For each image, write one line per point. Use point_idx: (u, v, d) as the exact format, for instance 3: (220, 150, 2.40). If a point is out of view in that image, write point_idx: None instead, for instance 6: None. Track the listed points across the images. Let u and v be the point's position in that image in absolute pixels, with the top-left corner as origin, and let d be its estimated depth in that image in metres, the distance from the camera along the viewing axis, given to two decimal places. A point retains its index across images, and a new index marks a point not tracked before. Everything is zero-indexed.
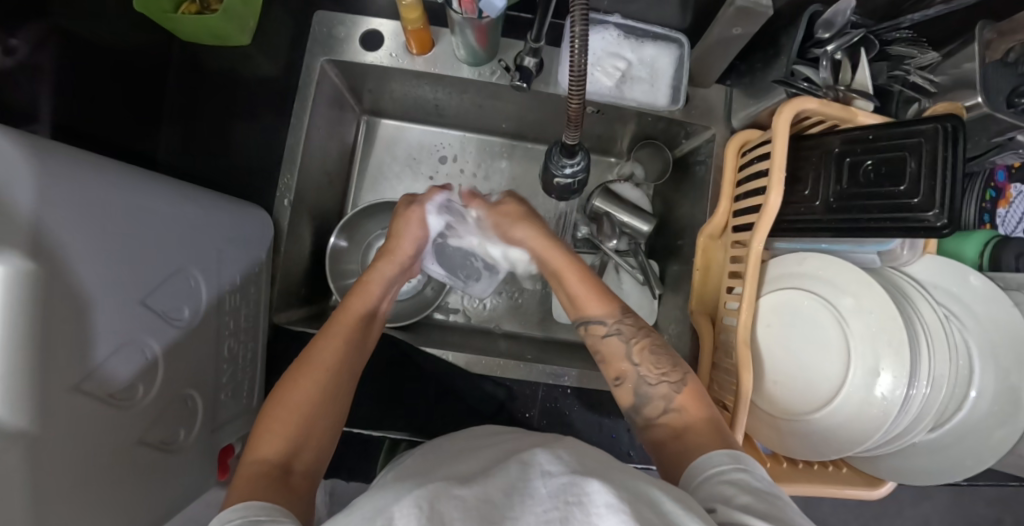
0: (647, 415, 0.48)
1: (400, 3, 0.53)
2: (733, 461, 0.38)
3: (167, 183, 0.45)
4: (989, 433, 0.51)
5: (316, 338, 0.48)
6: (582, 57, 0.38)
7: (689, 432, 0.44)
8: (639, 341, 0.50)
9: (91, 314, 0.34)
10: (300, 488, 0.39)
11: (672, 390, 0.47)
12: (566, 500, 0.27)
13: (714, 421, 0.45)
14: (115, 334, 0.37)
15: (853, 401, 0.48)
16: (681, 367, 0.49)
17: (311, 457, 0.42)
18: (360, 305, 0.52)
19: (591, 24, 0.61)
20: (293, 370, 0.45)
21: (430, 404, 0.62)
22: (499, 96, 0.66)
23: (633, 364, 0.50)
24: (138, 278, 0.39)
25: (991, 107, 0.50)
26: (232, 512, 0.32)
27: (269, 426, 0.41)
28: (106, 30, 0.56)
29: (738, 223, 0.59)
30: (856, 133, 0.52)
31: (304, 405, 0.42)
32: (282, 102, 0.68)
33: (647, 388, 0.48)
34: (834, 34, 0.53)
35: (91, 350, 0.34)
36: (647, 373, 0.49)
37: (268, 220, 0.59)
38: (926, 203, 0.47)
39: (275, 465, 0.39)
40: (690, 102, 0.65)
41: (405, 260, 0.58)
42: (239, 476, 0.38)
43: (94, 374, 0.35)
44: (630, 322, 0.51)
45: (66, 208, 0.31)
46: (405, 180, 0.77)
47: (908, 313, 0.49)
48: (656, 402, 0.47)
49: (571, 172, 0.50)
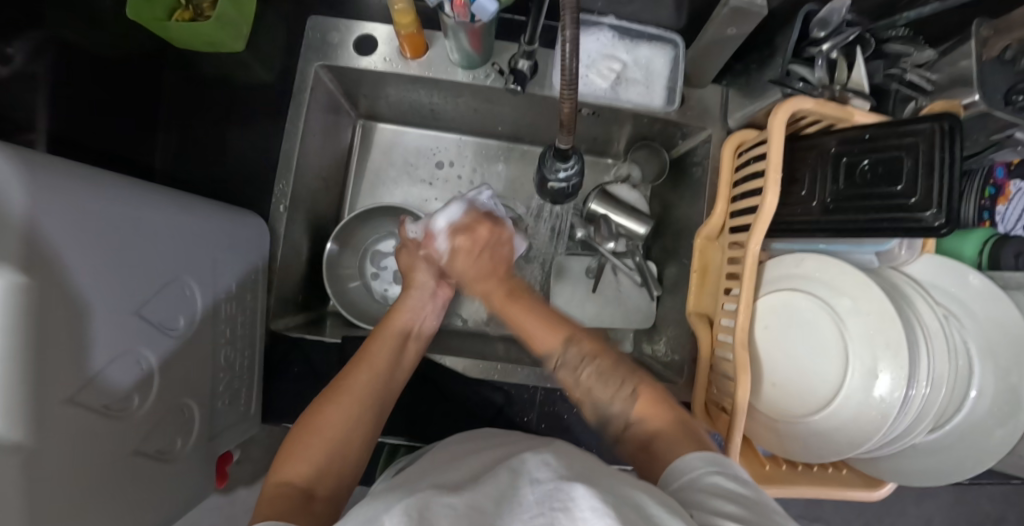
0: (613, 430, 0.50)
1: (392, 7, 0.53)
2: (710, 465, 0.39)
3: (160, 192, 0.45)
4: (989, 434, 0.50)
5: (347, 367, 0.52)
6: (572, 62, 0.38)
7: (658, 438, 0.45)
8: (585, 369, 0.53)
9: (88, 324, 0.34)
10: (321, 515, 0.39)
11: (625, 406, 0.49)
12: (551, 506, 0.27)
13: (678, 423, 0.46)
14: (113, 343, 0.37)
15: (851, 404, 0.48)
16: (629, 380, 0.50)
17: (333, 479, 0.43)
18: (389, 331, 0.57)
19: (585, 26, 0.61)
20: (323, 396, 0.48)
21: (428, 409, 0.61)
22: (494, 99, 0.66)
23: (585, 390, 0.53)
24: (135, 289, 0.39)
25: (989, 106, 0.50)
26: None
27: (295, 449, 0.43)
28: (97, 36, 0.56)
29: (735, 225, 0.58)
30: (853, 133, 0.52)
31: (332, 427, 0.45)
32: (276, 107, 0.67)
33: (606, 407, 0.51)
34: (830, 33, 0.52)
35: (88, 360, 0.34)
36: (602, 395, 0.51)
37: (264, 228, 0.59)
38: (923, 203, 0.46)
39: (297, 486, 0.40)
40: (686, 103, 0.64)
41: (429, 287, 0.64)
42: (263, 499, 0.39)
43: (91, 383, 0.35)
44: (576, 348, 0.55)
45: (62, 219, 0.32)
46: (402, 185, 0.77)
47: (907, 314, 0.49)
48: (618, 419, 0.50)
49: (565, 177, 0.48)
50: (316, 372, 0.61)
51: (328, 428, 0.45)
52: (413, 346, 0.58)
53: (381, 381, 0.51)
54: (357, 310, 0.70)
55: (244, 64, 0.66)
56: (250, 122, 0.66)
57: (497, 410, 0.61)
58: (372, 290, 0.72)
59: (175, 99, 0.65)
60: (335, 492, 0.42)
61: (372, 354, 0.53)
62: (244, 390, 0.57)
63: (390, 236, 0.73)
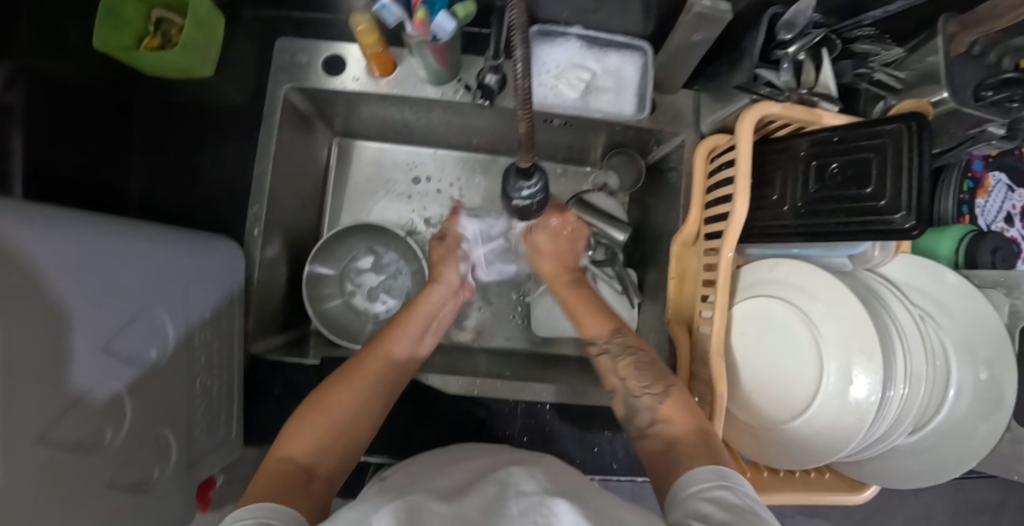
0: (637, 424, 0.50)
1: (356, 28, 0.53)
2: (716, 478, 0.37)
3: (129, 225, 0.45)
4: (973, 429, 0.50)
5: (363, 350, 0.55)
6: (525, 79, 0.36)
7: (680, 442, 0.44)
8: (624, 359, 0.56)
9: (62, 355, 0.35)
10: (317, 494, 0.41)
11: (656, 400, 0.49)
12: (533, 520, 0.27)
13: (703, 433, 0.45)
14: (91, 364, 0.38)
15: (829, 411, 0.48)
16: (664, 380, 0.51)
17: (333, 461, 0.45)
18: (406, 326, 0.59)
19: (553, 36, 0.61)
20: (337, 375, 0.50)
21: (408, 427, 0.61)
22: (464, 113, 0.65)
23: (621, 378, 0.54)
24: (112, 313, 0.40)
25: (958, 102, 0.49)
26: (244, 511, 0.35)
27: (303, 426, 0.46)
28: (70, 66, 0.56)
29: (710, 231, 0.58)
30: (823, 135, 0.51)
31: (344, 411, 0.48)
32: (248, 130, 0.67)
33: (633, 399, 0.52)
34: (795, 35, 0.52)
35: (63, 393, 0.35)
36: (633, 387, 0.53)
37: (239, 253, 0.59)
38: (893, 205, 0.46)
39: (300, 462, 0.43)
40: (657, 110, 0.64)
41: (453, 285, 0.66)
42: (265, 471, 0.42)
43: (66, 415, 0.35)
44: (618, 340, 0.58)
45: (44, 241, 0.34)
46: (380, 201, 0.77)
47: (882, 317, 0.48)
48: (643, 413, 0.50)
49: (528, 195, 0.45)
50: (297, 393, 0.62)
51: (338, 411, 0.47)
52: (428, 339, 0.61)
53: (393, 370, 0.54)
54: (337, 328, 0.70)
55: (214, 88, 0.66)
56: (224, 146, 0.67)
57: (479, 423, 0.61)
58: (352, 306, 0.72)
59: (147, 124, 0.65)
60: (333, 472, 0.44)
61: (389, 341, 0.56)
62: (224, 415, 0.57)
63: (368, 253, 0.73)
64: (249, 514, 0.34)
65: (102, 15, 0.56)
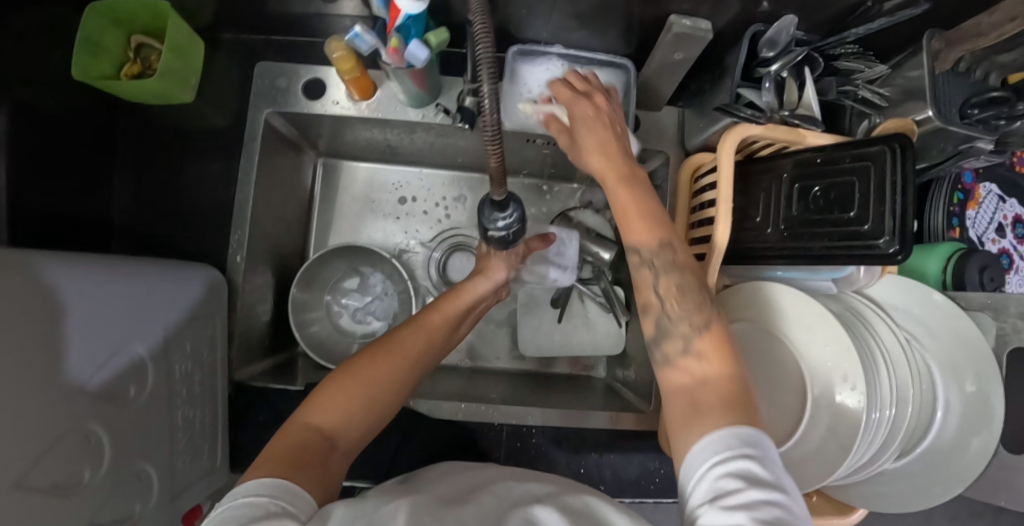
0: (663, 352, 0.41)
1: (332, 54, 0.52)
2: (737, 444, 0.31)
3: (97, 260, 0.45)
4: (965, 448, 0.49)
5: (401, 324, 0.52)
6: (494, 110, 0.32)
7: (707, 384, 0.36)
8: (670, 276, 0.42)
9: (34, 400, 0.35)
10: (335, 471, 0.39)
11: (694, 331, 0.40)
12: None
13: (738, 384, 0.36)
14: (87, 348, 0.41)
15: (818, 434, 0.47)
16: (710, 312, 0.41)
17: (356, 437, 0.43)
18: (446, 312, 0.56)
19: (533, 56, 0.60)
20: (374, 348, 0.48)
21: (393, 453, 0.60)
22: (447, 134, 0.65)
23: (661, 297, 0.42)
24: (108, 307, 0.43)
25: (943, 120, 0.48)
26: (257, 487, 0.33)
27: (334, 392, 0.43)
28: (48, 95, 0.55)
29: (694, 252, 0.58)
30: (807, 156, 0.50)
31: (378, 385, 0.45)
32: (228, 154, 0.67)
33: (669, 324, 0.41)
34: (778, 53, 0.52)
35: (38, 438, 0.35)
36: (671, 310, 0.42)
37: (222, 280, 0.59)
38: (877, 230, 0.45)
39: (323, 432, 0.41)
40: (641, 128, 0.64)
41: (497, 281, 0.63)
42: (285, 433, 0.39)
43: (42, 459, 0.35)
44: (670, 253, 0.43)
45: None
46: (365, 220, 0.76)
47: (868, 341, 0.48)
48: (675, 341, 0.40)
49: (505, 225, 0.44)
50: (283, 418, 0.62)
51: (371, 387, 0.45)
52: (461, 331, 0.59)
53: (431, 352, 0.52)
54: (324, 351, 0.70)
55: (196, 113, 0.66)
56: (206, 170, 0.66)
57: (464, 446, 0.61)
58: (339, 328, 0.73)
59: (129, 144, 0.66)
60: (351, 449, 0.42)
61: (430, 321, 0.53)
62: (207, 444, 0.56)
63: (353, 273, 0.74)
64: (264, 491, 0.32)
65: (79, 44, 0.56)
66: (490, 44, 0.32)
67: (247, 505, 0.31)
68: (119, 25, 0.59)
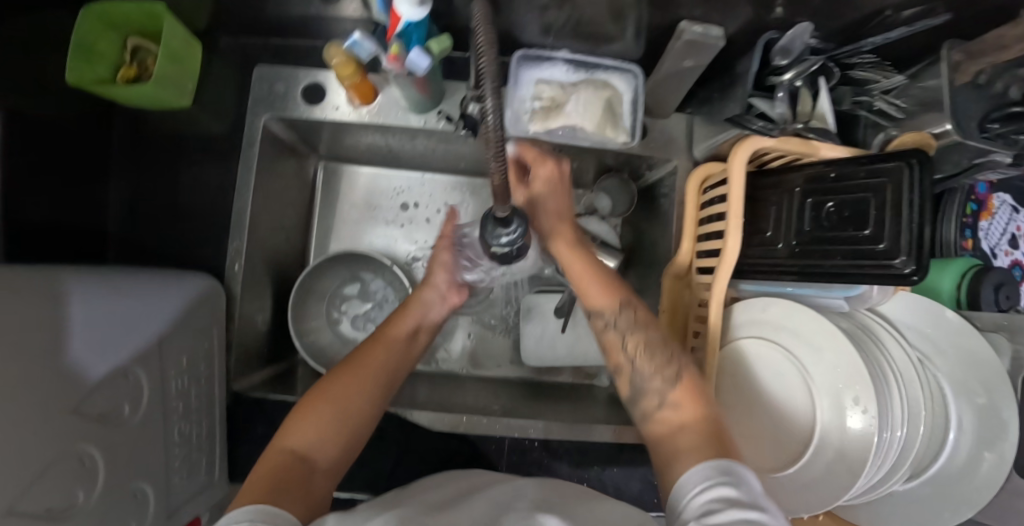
0: (642, 408, 0.47)
1: (332, 60, 0.51)
2: (715, 473, 0.35)
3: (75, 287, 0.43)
4: (973, 473, 0.47)
5: (360, 345, 0.55)
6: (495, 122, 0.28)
7: (683, 433, 0.42)
8: (637, 334, 0.49)
9: (26, 425, 0.34)
10: (315, 490, 0.41)
11: (663, 384, 0.46)
12: None
13: (711, 421, 0.43)
14: (94, 344, 0.41)
15: (826, 455, 0.46)
16: (677, 362, 0.48)
17: (332, 453, 0.45)
18: (398, 326, 0.57)
19: (538, 60, 0.59)
20: (336, 370, 0.51)
21: (393, 465, 0.60)
22: (449, 141, 0.64)
23: (629, 356, 0.49)
24: (116, 309, 0.45)
25: (962, 135, 0.46)
26: (239, 515, 0.34)
27: (303, 417, 0.46)
28: (42, 102, 0.54)
29: (702, 265, 0.57)
30: (819, 170, 0.49)
31: (340, 407, 0.47)
32: (225, 159, 0.65)
33: (642, 380, 0.48)
34: (792, 61, 0.50)
35: (30, 464, 0.34)
36: (645, 368, 0.48)
37: (219, 289, 0.58)
38: (892, 250, 0.43)
39: (297, 454, 0.43)
40: (649, 135, 0.62)
41: (442, 289, 0.62)
42: (263, 462, 0.42)
43: (36, 485, 0.35)
44: (630, 312, 0.51)
45: None
46: (365, 226, 0.75)
47: (880, 360, 0.46)
48: (650, 396, 0.46)
49: (508, 241, 0.43)
50: None
51: (338, 405, 0.47)
52: (421, 340, 0.59)
53: (393, 366, 0.54)
54: (325, 359, 0.69)
55: (192, 117, 0.65)
56: (202, 177, 0.65)
57: (466, 460, 0.60)
58: (339, 335, 0.72)
59: (123, 148, 0.64)
60: (331, 466, 0.44)
61: (388, 335, 0.55)
62: (204, 458, 0.56)
63: (353, 280, 0.73)
64: (242, 517, 0.33)
65: (73, 50, 0.54)
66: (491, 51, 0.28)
67: None
68: (113, 28, 0.58)
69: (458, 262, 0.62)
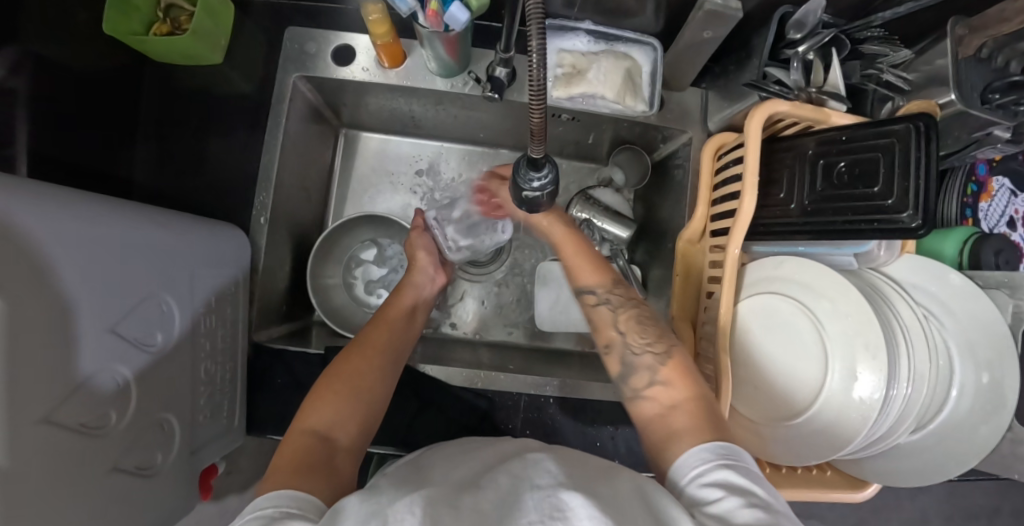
0: (630, 385, 0.49)
1: (366, 18, 0.53)
2: (717, 458, 0.37)
3: (136, 210, 0.45)
4: (975, 430, 0.50)
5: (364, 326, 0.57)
6: (540, 71, 0.30)
7: (676, 410, 0.44)
8: (626, 310, 0.54)
9: (68, 337, 0.34)
10: (341, 468, 0.42)
11: (656, 361, 0.48)
12: (550, 515, 0.29)
13: (700, 400, 0.44)
14: (135, 275, 0.42)
15: (833, 406, 0.48)
16: (668, 340, 0.50)
17: (352, 430, 0.46)
18: (399, 307, 0.60)
19: (562, 30, 0.61)
20: (345, 350, 0.52)
21: (410, 419, 0.61)
22: (472, 106, 0.66)
23: (621, 331, 0.52)
24: (125, 244, 0.41)
25: (965, 105, 0.49)
26: (266, 500, 0.35)
27: (319, 400, 0.47)
28: (79, 51, 0.55)
29: (716, 228, 0.59)
30: (831, 134, 0.51)
31: (353, 386, 0.48)
32: (252, 118, 0.67)
33: (633, 357, 0.50)
34: (805, 35, 0.52)
35: (70, 375, 0.35)
36: (633, 343, 0.51)
37: (245, 241, 0.60)
38: (900, 204, 0.46)
39: (319, 434, 0.44)
40: (665, 106, 0.65)
41: (429, 272, 0.67)
42: (287, 444, 0.43)
43: (74, 394, 0.35)
44: (620, 292, 0.55)
45: (46, 214, 0.33)
46: (385, 193, 0.77)
47: (887, 314, 0.48)
48: (642, 372, 0.48)
49: (539, 186, 0.45)
50: (300, 382, 0.62)
51: (351, 383, 0.49)
52: (420, 318, 0.63)
53: (399, 345, 0.56)
54: (342, 320, 0.70)
55: (222, 76, 0.66)
56: (230, 137, 0.67)
57: (481, 416, 0.61)
58: (354, 298, 0.73)
59: (153, 111, 0.66)
60: (352, 445, 0.45)
61: (388, 318, 0.58)
62: (226, 404, 0.57)
63: (371, 244, 0.74)
64: (268, 504, 0.34)
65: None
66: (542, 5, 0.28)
67: (256, 517, 0.33)
68: None
69: (439, 245, 0.69)
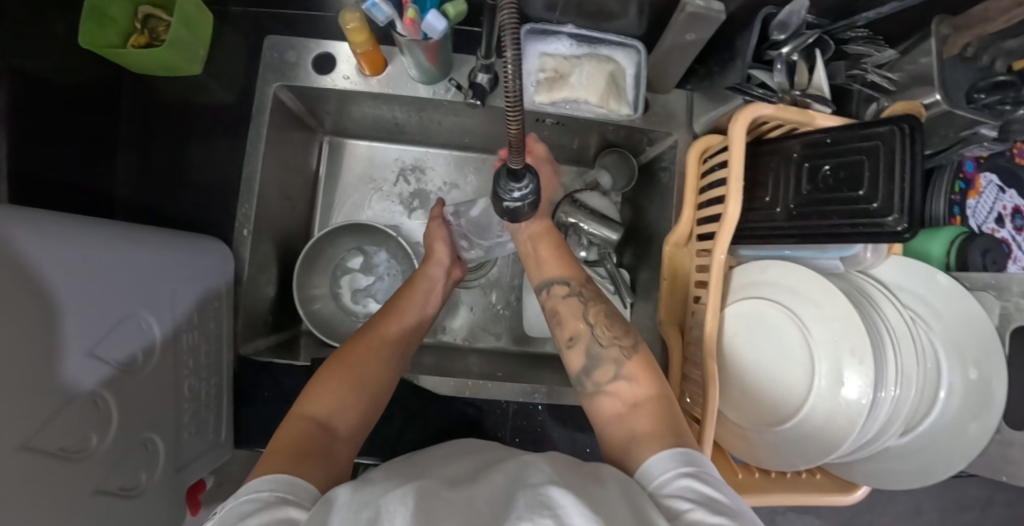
0: (594, 379, 0.48)
1: (345, 26, 0.52)
2: (679, 466, 0.35)
3: (113, 228, 0.44)
4: (964, 429, 0.50)
5: (372, 317, 0.57)
6: (516, 79, 0.28)
7: (638, 406, 0.44)
8: (595, 305, 0.53)
9: (48, 358, 0.34)
10: (338, 456, 0.41)
11: (622, 355, 0.48)
12: (540, 512, 0.28)
13: (663, 397, 0.45)
14: (112, 292, 0.41)
15: (822, 410, 0.48)
16: (633, 337, 0.50)
17: (352, 421, 0.45)
18: (411, 297, 0.60)
19: (545, 33, 0.60)
20: (353, 340, 0.52)
21: (398, 430, 0.61)
22: (456, 112, 0.65)
23: (588, 324, 0.52)
24: (101, 263, 0.40)
25: (951, 104, 0.49)
26: (261, 483, 0.34)
27: (322, 386, 0.46)
28: (57, 65, 0.54)
29: (703, 232, 0.58)
30: (816, 136, 0.51)
31: (357, 377, 0.48)
32: (235, 129, 0.67)
33: (599, 349, 0.50)
34: (788, 36, 0.52)
35: (49, 400, 0.34)
36: (600, 336, 0.50)
37: (228, 253, 0.59)
38: (885, 208, 0.45)
39: (318, 420, 0.43)
40: (650, 109, 0.64)
41: (445, 266, 0.65)
42: (285, 428, 0.42)
43: (51, 422, 0.35)
44: (590, 289, 0.56)
45: (17, 237, 0.33)
46: (371, 200, 0.77)
47: (874, 317, 0.48)
48: (607, 366, 0.48)
49: (520, 196, 0.44)
50: (287, 395, 0.62)
51: (357, 372, 0.48)
52: (431, 312, 0.62)
53: (403, 338, 0.55)
54: (329, 330, 0.70)
55: (203, 85, 0.66)
56: (213, 148, 0.66)
57: (470, 424, 0.61)
58: (342, 307, 0.73)
59: (132, 121, 0.64)
60: (351, 434, 0.44)
61: (397, 309, 0.58)
62: (212, 418, 0.56)
63: (357, 252, 0.74)
64: (265, 487, 0.33)
65: (87, 12, 0.55)
66: (515, 8, 0.26)
67: (248, 500, 0.32)
68: None
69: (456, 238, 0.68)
